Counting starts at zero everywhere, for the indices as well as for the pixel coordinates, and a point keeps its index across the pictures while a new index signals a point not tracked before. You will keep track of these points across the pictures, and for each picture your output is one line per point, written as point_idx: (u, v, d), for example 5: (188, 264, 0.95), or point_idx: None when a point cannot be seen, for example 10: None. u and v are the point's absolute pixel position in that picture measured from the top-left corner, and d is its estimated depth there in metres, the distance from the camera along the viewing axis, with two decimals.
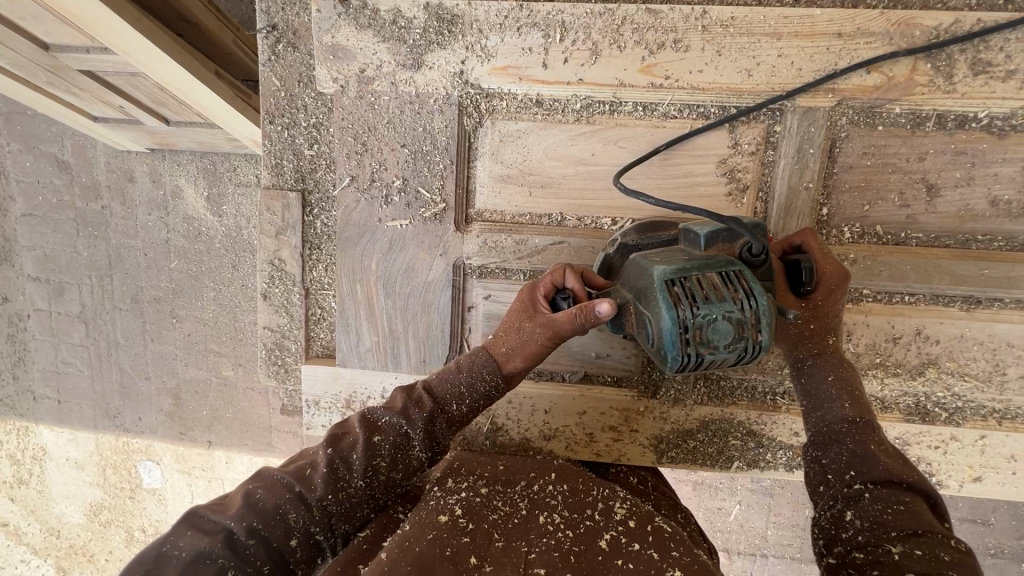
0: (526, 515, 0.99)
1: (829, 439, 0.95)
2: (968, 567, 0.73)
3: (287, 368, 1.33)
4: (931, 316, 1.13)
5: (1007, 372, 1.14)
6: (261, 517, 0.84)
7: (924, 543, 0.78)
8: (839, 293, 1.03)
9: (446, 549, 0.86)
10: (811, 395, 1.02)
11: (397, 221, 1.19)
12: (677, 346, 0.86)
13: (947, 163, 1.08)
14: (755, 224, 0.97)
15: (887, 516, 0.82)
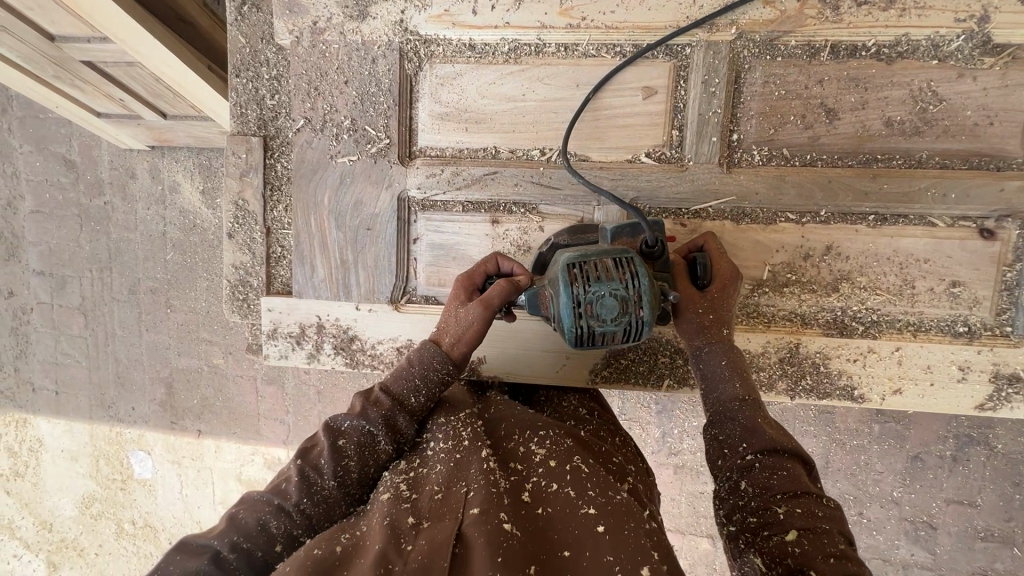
0: (468, 450, 0.97)
1: (725, 415, 0.98)
2: (836, 519, 0.83)
3: (249, 302, 1.42)
4: (840, 232, 1.21)
5: (916, 285, 1.21)
6: (242, 535, 0.87)
7: (803, 503, 0.85)
8: (733, 288, 1.12)
9: (387, 519, 0.82)
10: (708, 380, 1.05)
11: (347, 158, 1.30)
12: (569, 321, 0.98)
13: (843, 88, 1.18)
14: (652, 222, 1.12)
15: (773, 481, 0.88)
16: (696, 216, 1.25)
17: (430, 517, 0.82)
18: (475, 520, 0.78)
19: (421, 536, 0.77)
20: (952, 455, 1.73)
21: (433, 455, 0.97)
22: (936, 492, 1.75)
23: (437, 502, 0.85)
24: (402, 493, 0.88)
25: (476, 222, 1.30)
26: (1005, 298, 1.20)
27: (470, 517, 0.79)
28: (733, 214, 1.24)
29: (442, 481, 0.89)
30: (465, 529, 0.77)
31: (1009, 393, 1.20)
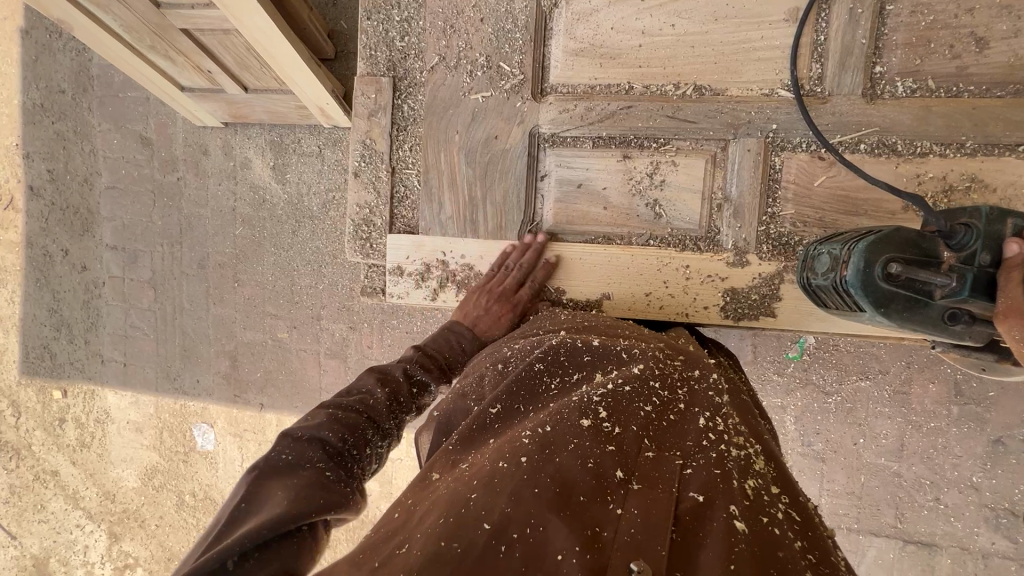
0: (681, 410, 0.94)
1: None
2: None
3: (371, 242, 1.44)
4: (988, 164, 1.19)
5: None
6: (349, 432, 0.96)
7: None
8: None
9: (589, 460, 0.82)
10: None
11: (480, 94, 1.32)
12: (800, 270, 1.20)
13: (995, 16, 1.16)
14: (991, 208, 0.98)
15: None
16: (836, 149, 1.23)
17: (641, 479, 0.79)
18: (696, 508, 0.76)
19: (630, 503, 0.76)
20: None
21: (644, 395, 0.95)
22: None
23: (649, 461, 0.83)
24: (605, 428, 0.88)
25: (608, 157, 1.31)
26: None
27: (687, 505, 0.76)
28: (874, 147, 1.22)
29: (654, 437, 0.87)
30: (683, 514, 0.75)
31: None
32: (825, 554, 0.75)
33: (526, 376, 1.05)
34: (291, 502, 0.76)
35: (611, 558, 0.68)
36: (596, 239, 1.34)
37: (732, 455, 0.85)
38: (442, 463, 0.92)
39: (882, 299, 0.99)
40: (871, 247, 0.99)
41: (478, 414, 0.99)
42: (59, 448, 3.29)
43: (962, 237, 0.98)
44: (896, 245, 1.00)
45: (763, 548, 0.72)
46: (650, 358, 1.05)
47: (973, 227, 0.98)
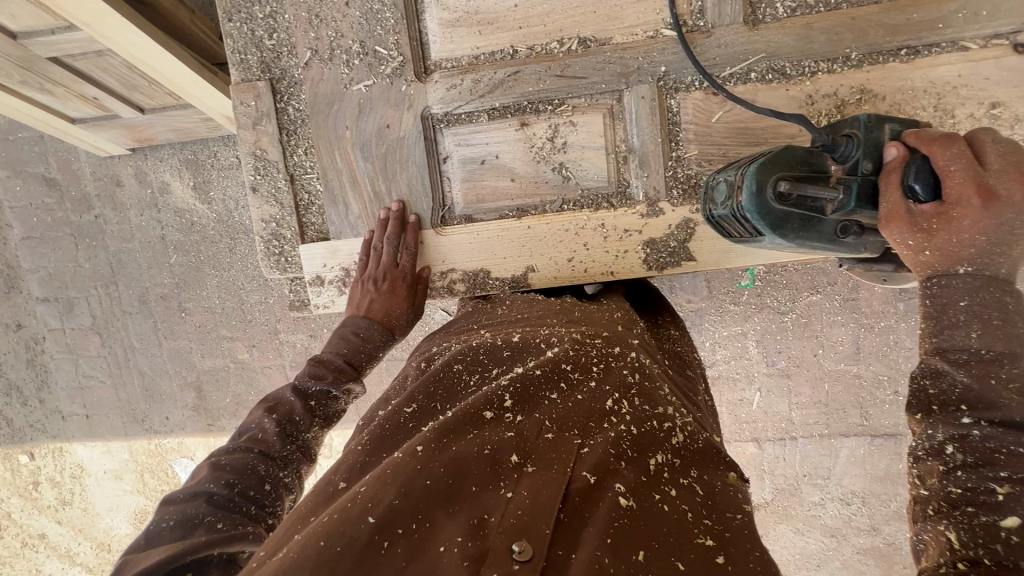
0: (595, 388, 0.93)
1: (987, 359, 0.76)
2: None
3: (286, 255, 1.39)
4: (873, 74, 1.19)
5: (955, 115, 1.20)
6: (237, 475, 0.97)
7: None
8: (976, 220, 0.81)
9: (486, 447, 0.81)
10: (938, 312, 0.82)
11: (362, 84, 1.26)
12: (703, 203, 1.16)
13: None
14: (872, 116, 0.93)
15: (1000, 456, 0.71)
16: (729, 81, 1.22)
17: (536, 461, 0.79)
18: (589, 486, 0.76)
19: (521, 485, 0.75)
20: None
21: (554, 380, 0.94)
22: None
23: (548, 441, 0.82)
24: (508, 414, 0.87)
25: (507, 128, 1.27)
26: None
27: (579, 484, 0.76)
28: (765, 74, 1.21)
29: (557, 417, 0.87)
30: (573, 492, 0.75)
31: None
32: (721, 523, 0.79)
33: (445, 377, 1.00)
34: (181, 549, 0.82)
35: (494, 544, 0.68)
36: (512, 213, 1.31)
37: (632, 434, 0.86)
38: (349, 472, 0.85)
39: (778, 222, 0.92)
40: (761, 168, 0.92)
41: (391, 415, 0.93)
42: (40, 510, 3.20)
43: (845, 148, 0.92)
44: (786, 163, 0.93)
45: (644, 525, 0.74)
46: (566, 339, 1.04)
47: (854, 136, 0.92)
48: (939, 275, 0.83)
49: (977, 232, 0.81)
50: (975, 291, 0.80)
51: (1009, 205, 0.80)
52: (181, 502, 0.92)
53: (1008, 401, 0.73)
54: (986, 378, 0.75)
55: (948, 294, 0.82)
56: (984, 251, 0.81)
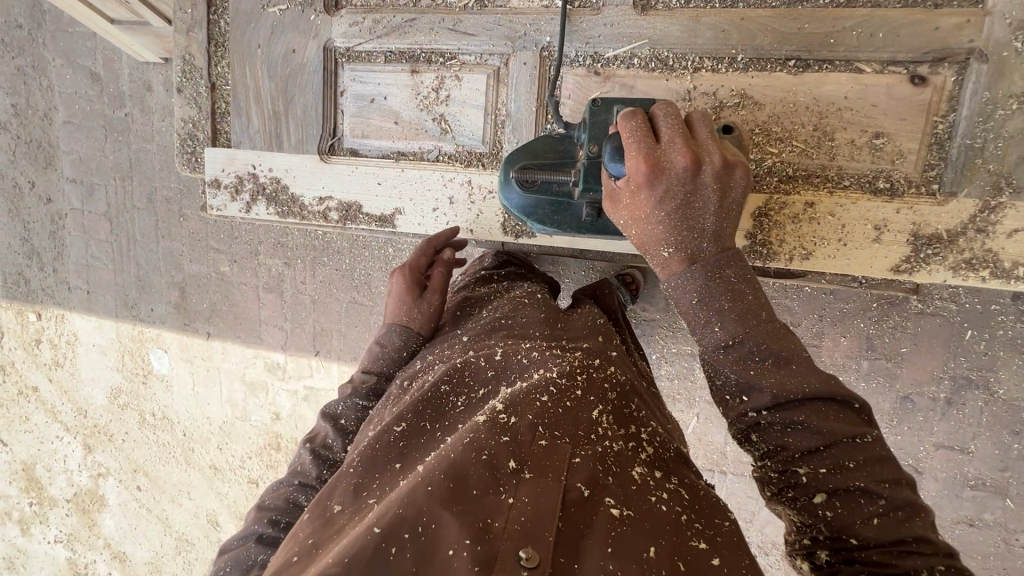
0: (577, 393, 0.91)
1: (766, 357, 0.81)
2: (868, 459, 0.77)
3: (196, 155, 1.52)
4: (754, 80, 1.16)
5: (834, 138, 1.15)
6: (280, 511, 1.01)
7: (827, 460, 0.78)
8: (652, 193, 0.85)
9: (482, 453, 0.77)
10: (688, 315, 0.86)
11: (278, 8, 1.35)
12: None
13: None
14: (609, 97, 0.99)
15: (787, 439, 0.80)
16: (612, 64, 1.22)
17: (532, 466, 0.76)
18: (583, 494, 0.74)
19: (521, 490, 0.73)
20: (946, 398, 1.51)
21: (540, 387, 0.90)
22: (925, 436, 1.55)
23: (540, 448, 0.79)
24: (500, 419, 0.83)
25: (399, 73, 1.33)
26: (932, 154, 1.13)
27: (574, 494, 0.73)
28: (648, 62, 1.20)
29: (546, 420, 0.84)
30: (570, 500, 0.72)
31: (926, 254, 1.14)
32: (709, 523, 0.78)
33: (433, 393, 0.95)
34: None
35: (501, 548, 0.65)
36: (391, 156, 1.37)
37: (613, 443, 0.84)
38: (343, 497, 0.82)
39: (529, 209, 1.12)
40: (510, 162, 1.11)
41: (380, 435, 0.89)
42: (36, 367, 3.48)
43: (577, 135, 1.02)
44: (532, 154, 1.09)
45: (638, 523, 0.73)
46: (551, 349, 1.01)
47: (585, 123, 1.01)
48: (670, 278, 0.87)
49: (662, 209, 0.85)
50: (702, 282, 0.84)
51: (674, 176, 0.84)
52: (234, 550, 0.98)
53: (793, 390, 0.79)
54: (764, 377, 0.80)
55: (691, 296, 0.85)
56: (673, 227, 0.85)
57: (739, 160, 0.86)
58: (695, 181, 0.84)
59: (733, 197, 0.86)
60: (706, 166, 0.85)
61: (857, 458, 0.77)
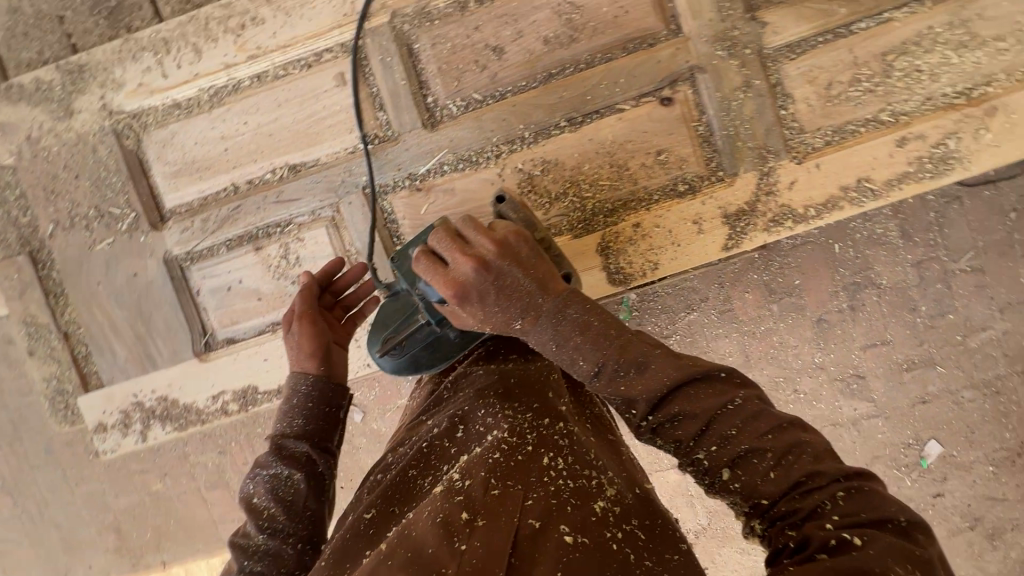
0: (529, 450, 0.93)
1: (633, 366, 0.86)
2: (742, 420, 0.79)
3: (73, 407, 1.47)
4: (548, 147, 1.34)
5: (629, 167, 1.34)
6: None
7: (715, 435, 0.80)
8: (475, 301, 0.95)
9: (439, 517, 0.81)
10: (561, 358, 0.92)
11: (103, 242, 1.38)
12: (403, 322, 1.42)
13: (496, 25, 1.31)
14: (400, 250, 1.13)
15: (679, 431, 0.83)
16: (428, 176, 1.36)
17: (484, 514, 0.81)
18: (534, 534, 0.78)
19: (474, 536, 0.77)
20: (850, 305, 1.66)
21: (492, 448, 0.93)
22: (853, 345, 1.67)
23: (493, 499, 0.83)
24: (455, 484, 0.87)
25: (244, 254, 1.38)
26: (707, 149, 1.34)
27: (525, 535, 0.78)
28: (457, 164, 1.35)
29: (498, 475, 0.87)
30: (520, 541, 0.76)
31: (741, 227, 1.33)
32: (660, 557, 0.79)
33: (402, 479, 0.98)
34: None
35: None
36: (267, 330, 1.39)
37: (569, 489, 0.87)
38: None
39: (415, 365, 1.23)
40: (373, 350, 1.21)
41: (352, 524, 0.92)
42: None
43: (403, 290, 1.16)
44: (382, 327, 1.21)
45: (593, 556, 0.76)
46: (508, 405, 1.03)
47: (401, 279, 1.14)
48: (532, 340, 0.94)
49: (488, 304, 0.95)
50: (553, 329, 0.91)
51: (475, 281, 0.94)
52: None
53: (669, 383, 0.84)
54: (636, 388, 0.85)
55: (551, 347, 0.92)
56: (508, 309, 0.94)
57: (517, 236, 0.98)
58: (492, 267, 0.95)
59: (529, 257, 0.97)
60: (492, 253, 0.95)
61: (737, 419, 0.80)
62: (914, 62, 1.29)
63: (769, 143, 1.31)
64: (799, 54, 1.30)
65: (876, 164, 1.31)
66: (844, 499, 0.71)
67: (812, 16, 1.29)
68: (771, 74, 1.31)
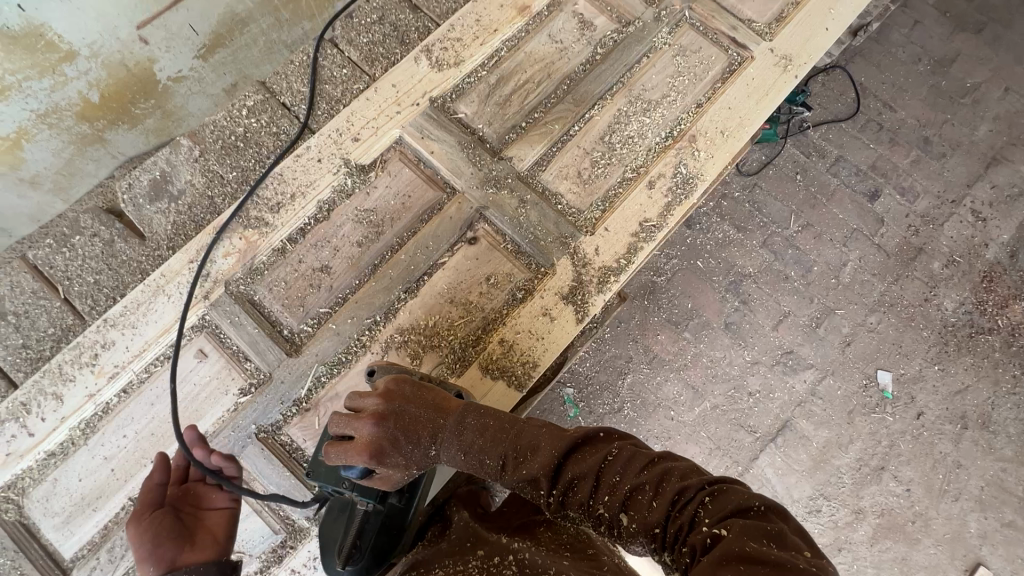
0: (484, 566, 1.04)
1: (524, 450, 1.01)
2: (621, 465, 0.93)
3: None
4: (401, 317, 1.51)
5: (472, 300, 1.55)
6: None
7: (605, 487, 0.92)
8: (386, 452, 1.11)
9: None
10: (472, 462, 1.07)
11: None
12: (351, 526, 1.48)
13: (315, 251, 1.55)
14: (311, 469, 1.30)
15: (576, 492, 0.94)
16: (311, 394, 1.46)
17: None
18: None
19: None
20: (743, 302, 2.33)
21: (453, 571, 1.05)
22: (765, 329, 2.31)
23: None
24: None
25: None
26: (522, 259, 1.60)
27: None
28: (331, 370, 1.48)
29: None
30: None
31: (580, 299, 1.55)
32: None
33: None
34: None
35: None
36: None
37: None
38: None
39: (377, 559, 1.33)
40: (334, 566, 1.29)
41: None
42: None
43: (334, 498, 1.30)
44: (335, 544, 1.32)
45: None
46: (471, 541, 1.15)
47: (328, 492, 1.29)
48: (447, 457, 1.10)
49: (396, 449, 1.11)
50: (455, 440, 1.08)
51: (376, 437, 1.11)
52: None
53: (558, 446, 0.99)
54: (535, 466, 0.98)
55: (462, 459, 1.08)
56: (415, 443, 1.11)
57: (398, 386, 1.20)
58: (388, 416, 1.13)
59: (420, 394, 1.18)
60: (382, 404, 1.15)
61: (615, 462, 0.94)
62: (624, 134, 1.70)
63: (563, 232, 1.60)
64: (546, 163, 1.66)
65: (645, 208, 1.64)
66: (711, 502, 0.82)
67: (539, 137, 1.67)
68: (535, 185, 1.65)
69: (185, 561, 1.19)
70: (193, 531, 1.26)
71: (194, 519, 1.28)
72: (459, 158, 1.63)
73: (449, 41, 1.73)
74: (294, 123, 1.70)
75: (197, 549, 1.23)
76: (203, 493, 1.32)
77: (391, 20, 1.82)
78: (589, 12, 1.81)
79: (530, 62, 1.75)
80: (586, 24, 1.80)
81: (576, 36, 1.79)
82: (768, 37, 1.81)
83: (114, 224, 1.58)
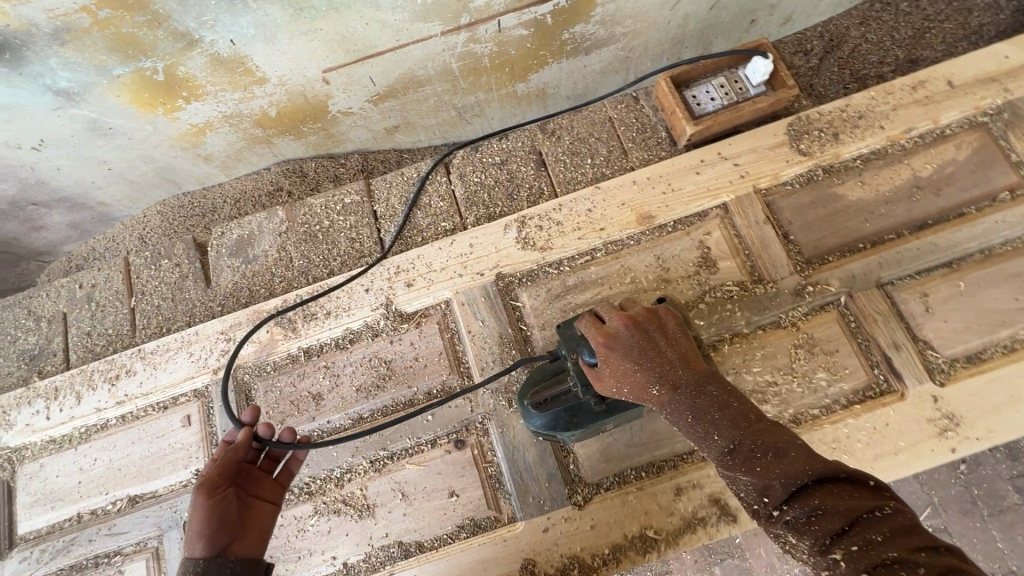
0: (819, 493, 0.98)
1: (772, 448, 0.89)
2: (896, 521, 0.79)
3: None
4: (354, 485, 1.44)
5: (424, 505, 1.41)
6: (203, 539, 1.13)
7: (864, 530, 0.78)
8: (652, 342, 1.08)
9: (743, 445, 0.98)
10: (695, 422, 0.97)
11: None
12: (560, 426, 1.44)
13: (319, 376, 1.54)
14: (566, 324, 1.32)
15: (811, 524, 0.81)
16: None
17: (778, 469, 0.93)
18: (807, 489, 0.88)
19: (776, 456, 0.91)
20: None
21: None
22: None
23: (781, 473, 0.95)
24: None
25: None
26: (499, 490, 1.41)
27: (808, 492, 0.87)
28: None
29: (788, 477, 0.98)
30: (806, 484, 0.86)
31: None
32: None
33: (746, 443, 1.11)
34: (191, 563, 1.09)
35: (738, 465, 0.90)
36: None
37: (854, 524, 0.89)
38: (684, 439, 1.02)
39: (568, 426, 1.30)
40: (522, 407, 1.33)
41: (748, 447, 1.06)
42: None
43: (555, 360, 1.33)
44: (532, 386, 1.33)
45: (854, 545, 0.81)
46: None
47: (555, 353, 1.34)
48: (664, 406, 1.01)
49: (673, 339, 1.09)
50: (692, 399, 0.98)
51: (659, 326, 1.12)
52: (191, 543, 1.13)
53: (770, 483, 0.86)
54: (784, 471, 0.86)
55: (678, 418, 0.99)
56: (689, 362, 1.05)
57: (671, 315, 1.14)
58: (641, 329, 1.11)
59: (672, 330, 1.10)
60: (644, 315, 1.14)
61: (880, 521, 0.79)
62: None
63: (550, 492, 1.38)
64: None
65: (658, 511, 1.34)
66: None
67: None
68: None
69: (231, 552, 1.14)
70: (245, 519, 1.22)
71: (245, 508, 1.24)
72: (491, 351, 1.49)
73: (548, 221, 1.59)
74: (372, 235, 1.71)
75: (244, 545, 1.18)
76: (256, 478, 1.30)
77: (510, 169, 1.72)
78: (718, 248, 1.52)
79: (621, 278, 1.52)
80: (708, 262, 1.51)
81: (688, 270, 1.51)
82: (939, 380, 1.35)
83: (195, 262, 1.76)
